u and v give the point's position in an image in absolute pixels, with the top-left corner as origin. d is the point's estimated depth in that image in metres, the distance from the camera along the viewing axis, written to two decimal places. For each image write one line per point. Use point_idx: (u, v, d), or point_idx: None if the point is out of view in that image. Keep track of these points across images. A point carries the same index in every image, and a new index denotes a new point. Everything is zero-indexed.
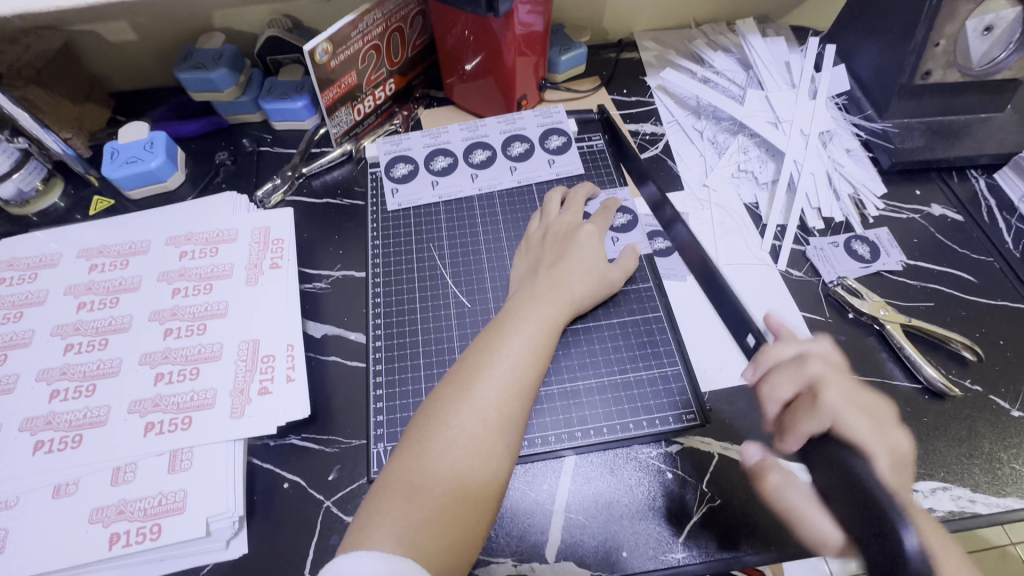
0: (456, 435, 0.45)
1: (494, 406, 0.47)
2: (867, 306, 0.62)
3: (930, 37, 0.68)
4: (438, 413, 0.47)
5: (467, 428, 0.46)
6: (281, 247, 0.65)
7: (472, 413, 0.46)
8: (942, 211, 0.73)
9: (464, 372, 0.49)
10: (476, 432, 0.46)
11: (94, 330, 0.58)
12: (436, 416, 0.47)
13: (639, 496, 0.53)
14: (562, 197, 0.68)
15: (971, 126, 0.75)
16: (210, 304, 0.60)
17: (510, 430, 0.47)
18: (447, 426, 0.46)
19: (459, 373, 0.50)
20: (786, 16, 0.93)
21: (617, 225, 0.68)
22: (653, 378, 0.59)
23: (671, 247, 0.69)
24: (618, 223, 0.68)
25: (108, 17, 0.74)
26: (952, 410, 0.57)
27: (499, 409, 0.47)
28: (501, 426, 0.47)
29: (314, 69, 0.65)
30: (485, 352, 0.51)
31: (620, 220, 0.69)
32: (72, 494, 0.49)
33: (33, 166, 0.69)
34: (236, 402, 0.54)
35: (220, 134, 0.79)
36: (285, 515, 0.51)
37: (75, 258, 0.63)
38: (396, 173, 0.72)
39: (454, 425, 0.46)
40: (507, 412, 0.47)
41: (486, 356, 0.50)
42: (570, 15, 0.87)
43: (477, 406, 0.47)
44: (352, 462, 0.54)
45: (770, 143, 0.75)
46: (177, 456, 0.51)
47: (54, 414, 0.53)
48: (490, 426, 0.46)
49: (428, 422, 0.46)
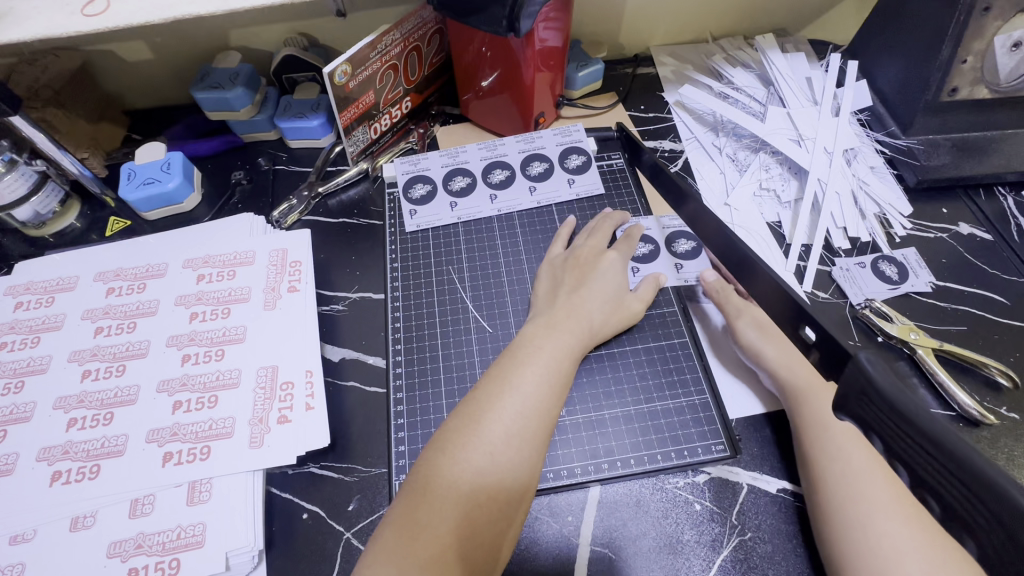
0: (463, 469, 0.45)
1: (501, 438, 0.47)
2: (896, 329, 0.60)
3: (957, 54, 0.67)
4: (448, 446, 0.46)
5: (474, 462, 0.45)
6: (298, 269, 0.64)
7: (482, 447, 0.46)
8: (970, 230, 0.71)
9: (473, 406, 0.49)
10: (484, 468, 0.45)
11: (112, 355, 0.57)
12: (446, 448, 0.46)
13: (666, 529, 0.51)
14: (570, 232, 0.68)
15: (999, 142, 0.74)
16: (228, 329, 0.59)
17: (522, 463, 0.46)
18: (455, 461, 0.45)
19: (470, 403, 0.49)
20: (806, 29, 0.92)
21: (680, 252, 0.67)
22: (681, 408, 0.57)
23: (694, 245, 0.67)
24: (681, 249, 0.67)
25: (126, 37, 0.74)
26: (988, 439, 0.55)
27: (509, 443, 0.47)
28: (511, 461, 0.46)
29: (332, 90, 0.64)
30: (497, 383, 0.50)
31: (683, 246, 0.67)
32: (90, 527, 0.48)
33: (51, 188, 0.69)
34: (255, 431, 0.53)
35: (235, 153, 0.79)
36: (305, 547, 0.50)
37: (92, 282, 0.63)
38: (414, 193, 0.71)
39: (462, 460, 0.45)
40: (518, 447, 0.47)
41: (497, 387, 0.50)
42: (586, 30, 0.86)
43: (487, 440, 0.46)
44: (372, 491, 0.53)
45: (793, 161, 0.74)
46: (195, 488, 0.50)
47: (71, 444, 0.52)
48: (498, 461, 0.46)
49: (435, 455, 0.46)
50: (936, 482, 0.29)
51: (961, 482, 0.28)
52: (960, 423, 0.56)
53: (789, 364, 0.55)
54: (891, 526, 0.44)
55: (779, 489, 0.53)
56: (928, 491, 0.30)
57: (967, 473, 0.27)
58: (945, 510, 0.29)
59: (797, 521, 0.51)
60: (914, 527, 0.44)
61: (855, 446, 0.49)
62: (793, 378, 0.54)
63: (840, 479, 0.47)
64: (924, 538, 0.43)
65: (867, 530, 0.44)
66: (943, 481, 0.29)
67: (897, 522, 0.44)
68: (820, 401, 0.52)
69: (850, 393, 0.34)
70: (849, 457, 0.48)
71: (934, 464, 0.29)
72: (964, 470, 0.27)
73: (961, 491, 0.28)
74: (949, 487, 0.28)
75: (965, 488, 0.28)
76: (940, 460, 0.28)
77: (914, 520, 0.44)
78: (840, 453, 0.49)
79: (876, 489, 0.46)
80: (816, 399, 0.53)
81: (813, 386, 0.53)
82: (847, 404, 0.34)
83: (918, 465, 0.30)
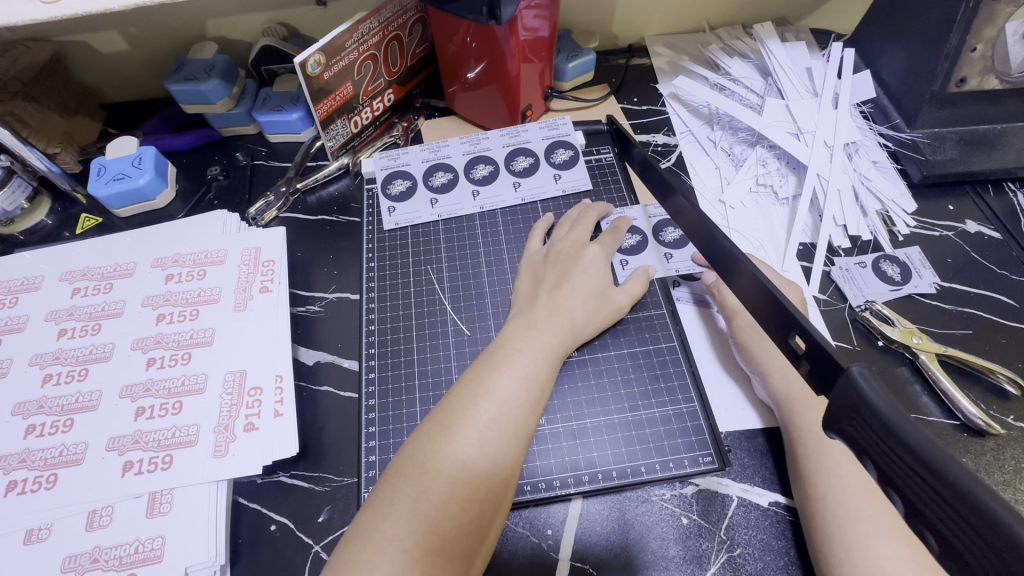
0: (433, 479, 0.42)
1: (475, 444, 0.44)
2: (897, 333, 0.57)
3: (967, 41, 0.63)
4: (418, 454, 0.43)
5: (445, 471, 0.42)
6: (271, 269, 0.62)
7: (454, 454, 0.43)
8: (978, 228, 0.67)
9: (447, 409, 0.46)
10: (456, 477, 0.42)
11: (74, 359, 0.55)
12: (416, 456, 0.43)
13: (651, 544, 0.49)
14: (549, 227, 0.65)
15: (1009, 135, 0.70)
16: (196, 331, 0.57)
17: (496, 471, 0.44)
18: (425, 470, 0.42)
19: (443, 409, 0.46)
20: (807, 18, 0.88)
21: (668, 241, 0.65)
22: (668, 416, 0.54)
23: (682, 235, 0.65)
24: (669, 237, 0.65)
25: (99, 27, 0.71)
26: (996, 451, 0.52)
27: (483, 450, 0.44)
28: (484, 470, 0.43)
29: (306, 81, 0.61)
30: (471, 387, 0.47)
31: (671, 235, 0.65)
32: (45, 540, 0.46)
33: (18, 184, 0.66)
34: (220, 440, 0.51)
35: (213, 148, 0.76)
36: (271, 561, 0.48)
37: (57, 281, 0.61)
38: (393, 190, 0.69)
39: (432, 469, 0.42)
40: (492, 454, 0.44)
41: (472, 389, 0.47)
42: (578, 19, 0.82)
43: (459, 447, 0.43)
44: (343, 502, 0.50)
45: (792, 156, 0.71)
46: (156, 499, 0.48)
47: (28, 452, 0.50)
48: (471, 470, 0.43)
49: (405, 463, 0.43)
50: (930, 511, 0.26)
51: (957, 511, 0.25)
52: (965, 433, 0.53)
53: (785, 373, 0.52)
54: (885, 549, 0.41)
55: (770, 502, 0.50)
56: (923, 523, 0.27)
57: (962, 499, 0.25)
58: (943, 546, 0.26)
59: (788, 537, 0.48)
60: (915, 550, 0.41)
61: (851, 463, 0.46)
62: (787, 390, 0.51)
63: (835, 499, 0.45)
64: (927, 563, 0.41)
65: (866, 554, 0.41)
66: (938, 510, 0.26)
67: (896, 546, 0.41)
68: (814, 414, 0.50)
69: (842, 410, 0.31)
70: (843, 475, 0.46)
71: (927, 490, 0.26)
72: (959, 497, 0.25)
73: (957, 523, 0.25)
74: (944, 517, 0.25)
75: (961, 517, 0.25)
76: (932, 485, 0.26)
77: (915, 542, 0.42)
78: (835, 470, 0.46)
79: (873, 509, 0.43)
80: (810, 413, 0.50)
81: (809, 400, 0.51)
82: (838, 423, 0.31)
83: (910, 490, 0.27)
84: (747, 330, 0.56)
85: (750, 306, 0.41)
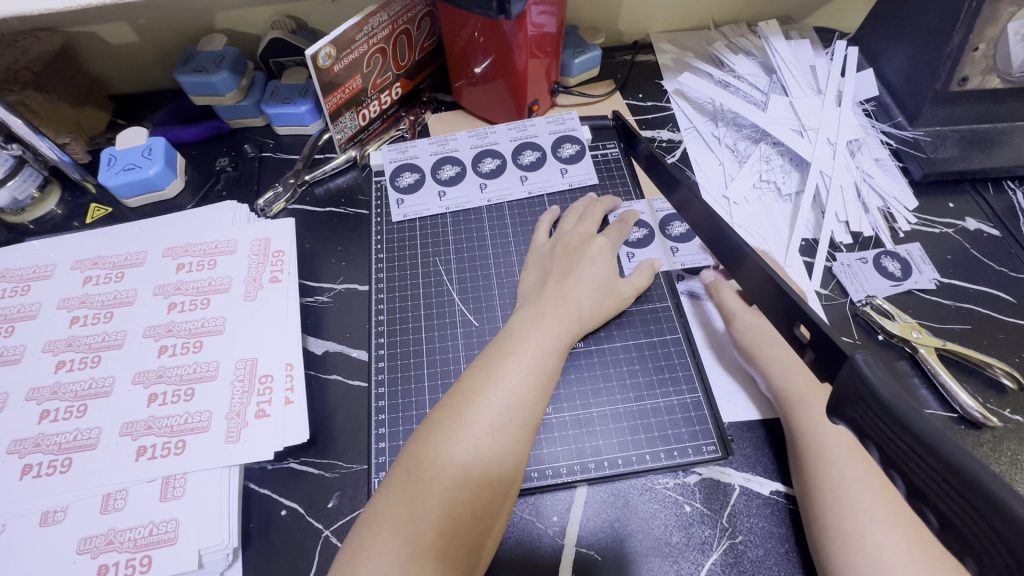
0: (446, 464, 0.43)
1: (487, 430, 0.45)
2: (897, 328, 0.58)
3: (969, 41, 0.64)
4: (430, 440, 0.44)
5: (458, 456, 0.43)
6: (280, 260, 0.62)
7: (465, 441, 0.44)
8: (977, 225, 0.68)
9: (458, 397, 0.47)
10: (467, 462, 0.43)
11: (87, 346, 0.56)
12: (427, 442, 0.44)
13: (655, 530, 0.50)
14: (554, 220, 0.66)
15: (1009, 134, 0.71)
16: (207, 320, 0.58)
17: (507, 457, 0.45)
18: (438, 455, 0.43)
19: (454, 397, 0.47)
20: (810, 17, 0.89)
21: (673, 235, 0.66)
22: (673, 407, 0.56)
23: (688, 230, 0.66)
24: (675, 232, 0.66)
25: (109, 19, 0.72)
26: (991, 444, 0.53)
27: (494, 437, 0.45)
28: (495, 456, 0.44)
29: (316, 73, 0.62)
30: (482, 375, 0.48)
31: (677, 229, 0.66)
32: (60, 523, 0.47)
33: (29, 173, 0.67)
34: (232, 426, 0.52)
35: (221, 139, 0.77)
36: (282, 544, 0.48)
37: (69, 270, 0.61)
38: (402, 182, 0.70)
39: (445, 454, 0.43)
40: (503, 440, 0.45)
41: (483, 378, 0.48)
42: (584, 15, 0.83)
43: (471, 434, 0.44)
44: (353, 489, 0.51)
45: (795, 152, 0.72)
46: (170, 483, 0.49)
47: (43, 436, 0.51)
48: (482, 454, 0.44)
49: (417, 448, 0.44)
50: (932, 492, 0.27)
51: (957, 490, 0.26)
52: (961, 425, 0.54)
53: (785, 366, 0.53)
54: (883, 538, 0.42)
55: (771, 491, 0.51)
56: (922, 501, 0.27)
57: (961, 477, 0.26)
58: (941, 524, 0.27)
59: (788, 525, 0.49)
60: (910, 539, 0.42)
61: (851, 455, 0.47)
62: (789, 383, 0.52)
63: (834, 491, 0.46)
64: (922, 551, 0.42)
65: (863, 542, 0.43)
66: (939, 489, 0.26)
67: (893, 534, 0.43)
68: (815, 408, 0.50)
69: (845, 395, 0.32)
70: (844, 467, 0.47)
71: (926, 470, 0.27)
72: (962, 480, 0.26)
73: (955, 499, 0.26)
74: (942, 494, 0.26)
75: (957, 493, 0.26)
76: (932, 464, 0.27)
77: (911, 531, 0.43)
78: (835, 462, 0.47)
79: (871, 500, 0.44)
80: (811, 405, 0.51)
81: (808, 392, 0.52)
82: (841, 408, 0.32)
83: (909, 470, 0.28)
84: (751, 323, 0.57)
85: (755, 297, 0.42)
